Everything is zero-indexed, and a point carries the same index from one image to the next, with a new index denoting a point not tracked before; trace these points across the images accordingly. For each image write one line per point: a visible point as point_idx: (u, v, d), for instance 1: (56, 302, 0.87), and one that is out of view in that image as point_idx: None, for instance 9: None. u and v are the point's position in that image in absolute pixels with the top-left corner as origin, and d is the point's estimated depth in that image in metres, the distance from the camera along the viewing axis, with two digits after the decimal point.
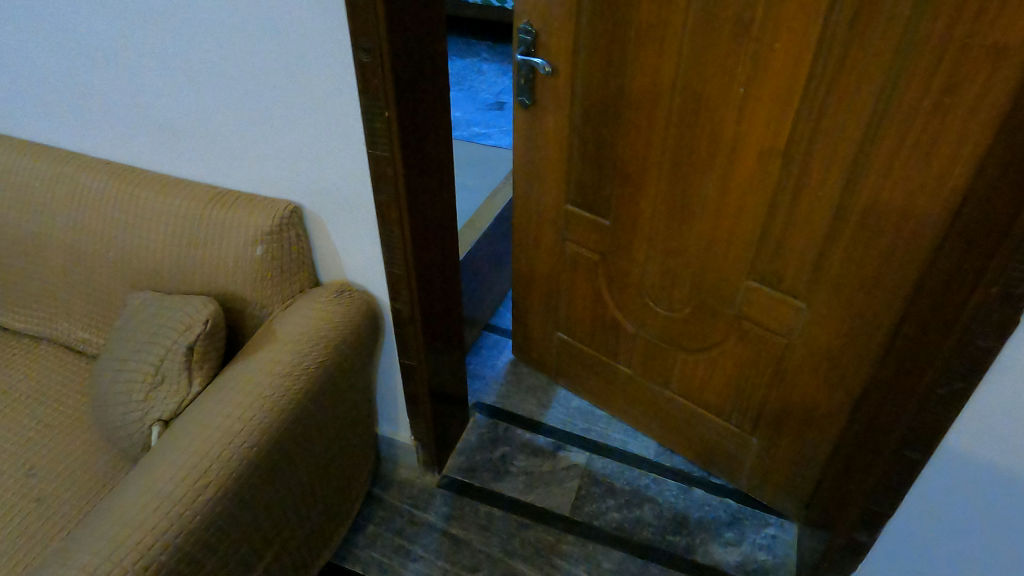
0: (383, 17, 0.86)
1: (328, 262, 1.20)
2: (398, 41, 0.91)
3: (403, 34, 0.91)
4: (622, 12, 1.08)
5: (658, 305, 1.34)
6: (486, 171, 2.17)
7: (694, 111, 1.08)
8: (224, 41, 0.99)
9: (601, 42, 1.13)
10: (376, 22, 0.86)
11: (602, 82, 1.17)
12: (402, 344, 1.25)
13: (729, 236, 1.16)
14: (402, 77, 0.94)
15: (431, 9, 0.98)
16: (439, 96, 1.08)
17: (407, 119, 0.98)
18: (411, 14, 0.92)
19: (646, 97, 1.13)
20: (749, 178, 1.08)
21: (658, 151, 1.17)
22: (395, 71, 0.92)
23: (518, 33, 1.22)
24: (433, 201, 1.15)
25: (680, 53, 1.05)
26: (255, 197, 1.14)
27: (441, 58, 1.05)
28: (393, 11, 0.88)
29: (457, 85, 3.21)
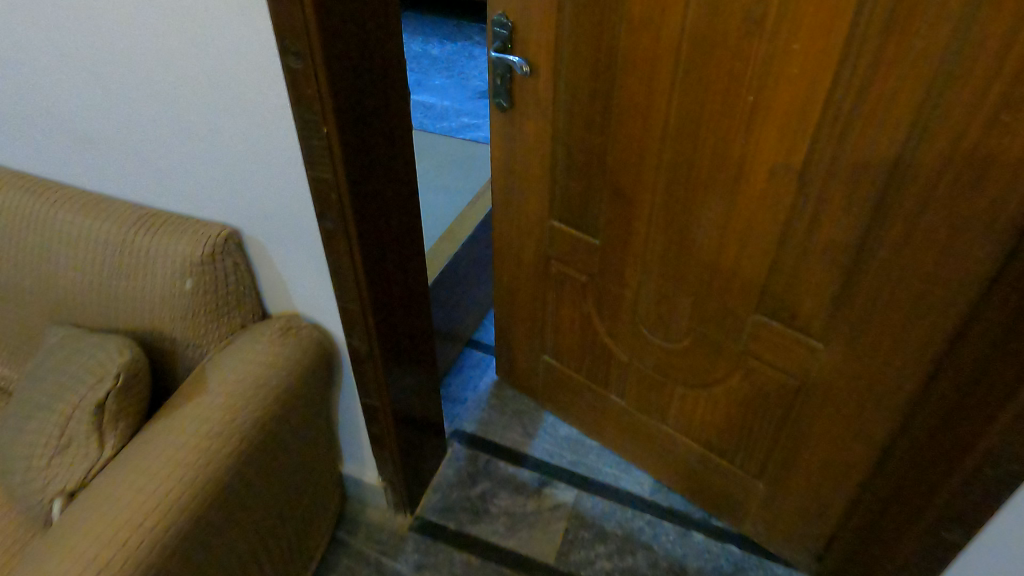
0: (311, 13, 0.70)
1: (273, 292, 1.04)
2: (333, 42, 0.74)
3: (340, 33, 0.75)
4: (610, 3, 0.91)
5: (653, 335, 1.19)
6: (470, 171, 2.00)
7: (693, 120, 0.92)
8: (134, 41, 0.83)
9: (586, 38, 0.97)
10: (302, 18, 0.70)
11: (586, 84, 1.01)
12: (362, 383, 1.11)
13: (736, 264, 1.00)
14: (342, 84, 0.78)
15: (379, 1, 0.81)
16: (394, 103, 0.92)
17: (351, 134, 0.83)
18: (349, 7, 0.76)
19: (638, 103, 0.97)
20: (758, 200, 0.92)
21: (652, 164, 1.01)
22: (332, 78, 0.76)
23: (493, 26, 1.05)
24: (390, 223, 0.99)
25: (677, 54, 0.89)
26: (185, 218, 0.99)
27: (395, 59, 0.89)
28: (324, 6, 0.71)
29: (447, 70, 3.02)
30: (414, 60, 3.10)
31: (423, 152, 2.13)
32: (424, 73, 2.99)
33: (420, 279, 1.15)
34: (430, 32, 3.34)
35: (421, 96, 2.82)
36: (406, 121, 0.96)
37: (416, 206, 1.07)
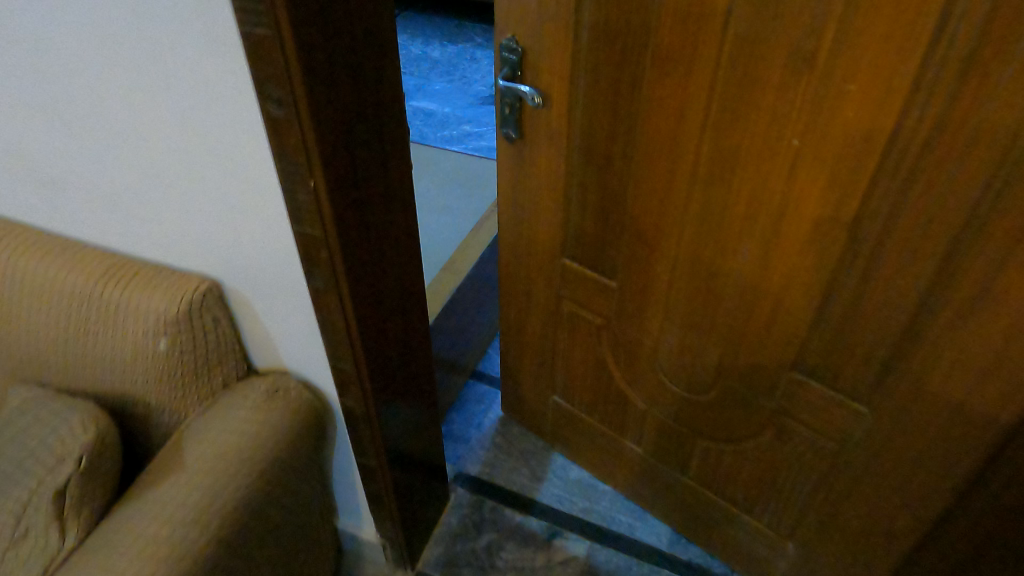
0: (292, 54, 0.60)
1: (259, 348, 0.94)
2: (318, 85, 0.65)
3: (327, 73, 0.65)
4: (634, 31, 0.81)
5: (675, 384, 1.09)
6: (476, 195, 1.91)
7: (727, 163, 0.82)
8: (97, 80, 0.73)
9: (606, 68, 0.87)
10: (283, 61, 0.60)
11: (606, 117, 0.91)
12: (357, 442, 1.01)
13: (771, 318, 0.90)
14: (330, 130, 0.68)
15: (373, 33, 0.71)
16: (391, 144, 0.82)
17: (341, 184, 0.73)
18: (337, 44, 0.66)
19: (664, 140, 0.87)
20: (800, 253, 0.82)
21: (679, 206, 0.91)
22: (318, 126, 0.66)
23: (502, 51, 0.95)
24: (388, 273, 0.90)
25: (711, 90, 0.79)
26: (160, 268, 0.89)
27: (392, 97, 0.79)
28: (308, 45, 0.61)
29: (447, 74, 2.91)
30: (414, 63, 2.99)
31: (423, 169, 2.05)
32: (424, 77, 2.88)
33: (420, 325, 1.06)
34: (430, 33, 3.23)
35: (422, 102, 2.71)
36: (405, 161, 0.86)
37: (416, 250, 0.97)
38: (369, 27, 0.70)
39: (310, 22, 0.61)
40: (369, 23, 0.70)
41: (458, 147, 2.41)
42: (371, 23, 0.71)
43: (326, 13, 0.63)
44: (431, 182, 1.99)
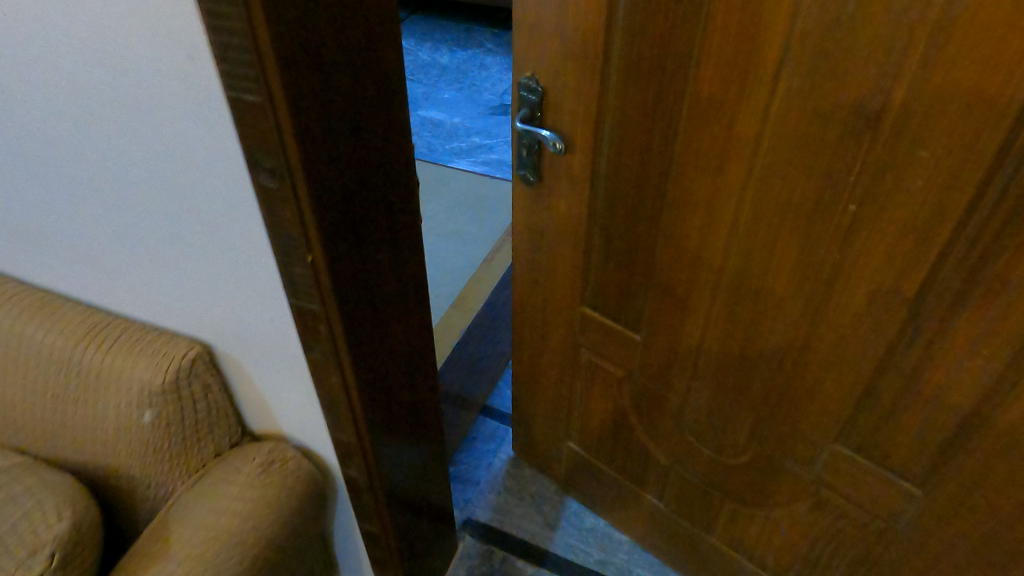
0: (286, 122, 0.53)
1: (256, 411, 0.87)
2: (316, 152, 0.57)
3: (326, 138, 0.58)
4: (670, 76, 0.73)
5: (702, 444, 1.02)
6: (489, 223, 1.87)
7: (771, 224, 0.74)
8: (70, 136, 0.64)
9: (637, 114, 0.79)
10: (275, 130, 0.53)
11: (634, 164, 0.83)
12: (359, 509, 0.94)
13: (812, 387, 0.83)
14: (329, 199, 0.61)
15: (377, 87, 0.64)
16: (397, 201, 0.74)
17: (341, 253, 0.65)
18: (336, 103, 0.58)
19: (700, 194, 0.79)
20: (850, 324, 0.74)
21: (713, 265, 0.83)
22: (315, 196, 0.58)
23: (520, 90, 0.87)
24: (392, 336, 0.82)
25: (758, 144, 0.70)
26: (145, 330, 0.81)
27: (399, 150, 0.71)
28: (303, 110, 0.54)
29: (456, 81, 2.82)
30: (422, 69, 2.91)
31: (433, 193, 1.99)
32: (433, 85, 2.81)
33: (427, 381, 0.98)
34: (438, 38, 3.14)
35: (430, 112, 2.63)
36: (412, 216, 0.79)
37: (423, 305, 0.89)
38: (373, 80, 0.63)
39: (306, 85, 0.53)
40: (372, 76, 0.63)
41: (468, 160, 2.34)
42: (375, 75, 0.63)
43: (325, 72, 0.56)
44: (442, 208, 1.94)
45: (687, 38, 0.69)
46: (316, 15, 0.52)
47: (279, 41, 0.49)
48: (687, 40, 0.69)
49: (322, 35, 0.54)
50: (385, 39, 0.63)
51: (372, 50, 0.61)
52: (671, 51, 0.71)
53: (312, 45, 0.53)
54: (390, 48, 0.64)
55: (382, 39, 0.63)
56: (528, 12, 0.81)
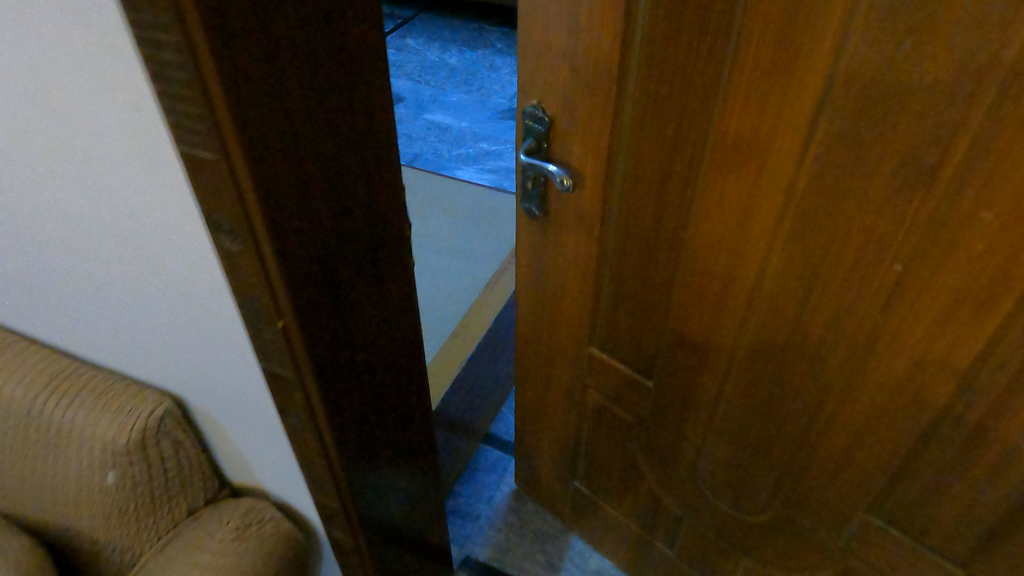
0: (249, 182, 0.46)
1: (234, 464, 0.80)
2: (285, 211, 0.50)
3: (296, 193, 0.51)
4: (691, 112, 0.65)
5: (717, 498, 0.94)
6: (494, 239, 1.79)
7: (801, 280, 0.67)
8: (11, 180, 0.57)
9: (653, 150, 0.71)
10: (235, 192, 0.46)
11: (648, 204, 0.76)
12: (346, 566, 0.87)
13: (843, 453, 0.75)
14: (301, 258, 0.54)
15: (357, 129, 0.57)
16: (384, 246, 0.67)
17: (318, 314, 0.58)
18: (309, 153, 0.51)
19: (721, 241, 0.71)
20: (889, 391, 0.66)
21: (736, 316, 0.75)
22: (285, 259, 0.51)
23: (525, 118, 0.79)
24: (379, 389, 0.75)
25: (789, 193, 0.63)
26: (109, 380, 0.74)
27: (386, 193, 0.64)
28: (268, 166, 0.47)
29: (465, 84, 2.74)
30: (430, 71, 2.83)
31: (437, 207, 1.92)
32: (441, 87, 2.73)
33: (420, 427, 0.91)
34: (447, 38, 3.06)
35: (437, 115, 2.55)
36: (402, 261, 0.72)
37: (416, 352, 0.82)
38: (351, 122, 0.56)
39: (272, 138, 0.46)
40: (351, 118, 0.55)
41: (475, 168, 2.26)
42: (355, 117, 0.56)
43: (295, 121, 0.49)
44: (445, 222, 1.86)
45: (712, 72, 0.61)
46: (282, 58, 0.45)
47: (236, 92, 0.42)
48: (713, 74, 0.61)
49: (290, 79, 0.47)
50: (366, 75, 0.56)
51: (350, 90, 0.54)
52: (695, 84, 0.63)
53: (278, 93, 0.46)
54: (371, 85, 0.57)
55: (363, 76, 0.55)
56: (534, 36, 0.73)
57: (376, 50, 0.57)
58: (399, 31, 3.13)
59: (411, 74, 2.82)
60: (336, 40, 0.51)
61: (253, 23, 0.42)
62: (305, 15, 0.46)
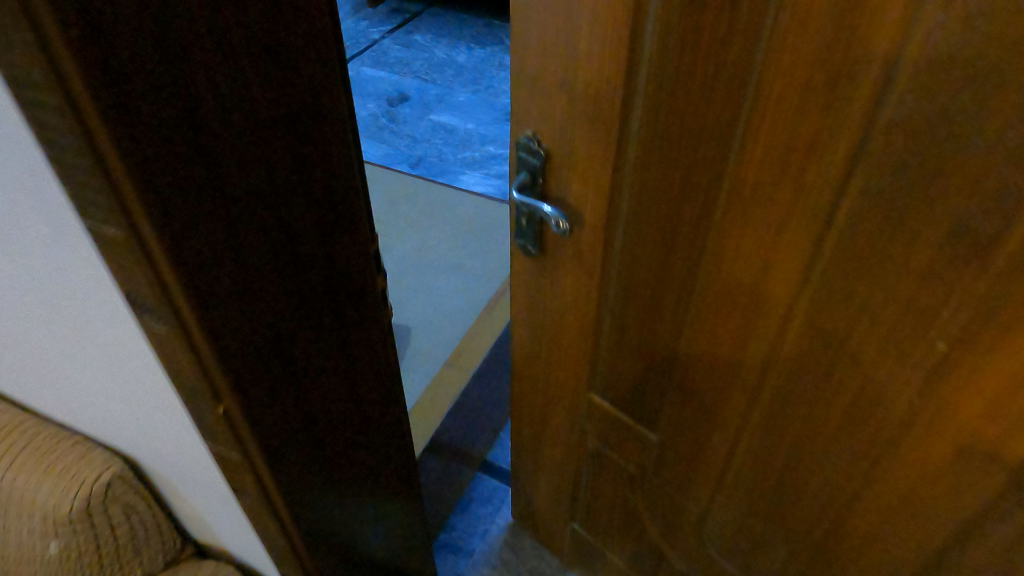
0: (166, 258, 0.38)
1: (196, 523, 0.74)
2: (216, 283, 0.43)
3: (230, 261, 0.44)
4: (701, 155, 0.57)
5: (725, 561, 0.86)
6: (496, 254, 1.71)
7: (822, 347, 0.58)
8: None
9: (661, 194, 0.63)
10: (151, 269, 0.38)
11: (653, 251, 0.68)
12: None
13: (868, 536, 0.66)
14: (241, 331, 0.46)
15: (305, 178, 0.49)
16: (344, 299, 0.60)
17: (265, 389, 0.51)
18: (245, 213, 0.44)
19: (733, 296, 0.63)
20: (922, 479, 0.58)
21: (750, 378, 0.67)
22: (219, 337, 0.44)
23: (519, 150, 0.71)
24: (344, 450, 0.68)
25: (813, 253, 0.54)
26: (54, 434, 0.67)
27: (342, 243, 0.57)
28: (192, 237, 0.39)
29: (473, 83, 2.65)
30: (438, 68, 2.74)
31: (438, 219, 1.84)
32: (447, 87, 2.64)
33: (397, 478, 0.84)
34: (456, 34, 2.97)
35: (443, 116, 2.47)
36: (370, 313, 0.65)
37: (388, 403, 0.76)
38: (297, 172, 0.48)
39: (194, 205, 0.39)
40: (297, 167, 0.48)
41: (480, 174, 2.18)
42: (300, 165, 0.49)
43: (225, 180, 0.41)
44: (446, 235, 1.79)
45: (728, 112, 0.53)
46: (202, 109, 0.38)
47: (142, 160, 0.34)
48: (730, 115, 0.53)
49: (215, 133, 0.39)
50: (310, 115, 0.49)
51: (292, 134, 0.47)
52: (709, 125, 0.55)
53: (200, 152, 0.38)
54: (318, 126, 0.50)
55: (306, 117, 0.48)
56: (526, 60, 0.65)
57: (322, 86, 0.49)
58: (406, 26, 3.04)
59: (418, 72, 2.73)
60: (268, 80, 0.43)
61: (157, 75, 0.34)
62: (226, 57, 0.39)
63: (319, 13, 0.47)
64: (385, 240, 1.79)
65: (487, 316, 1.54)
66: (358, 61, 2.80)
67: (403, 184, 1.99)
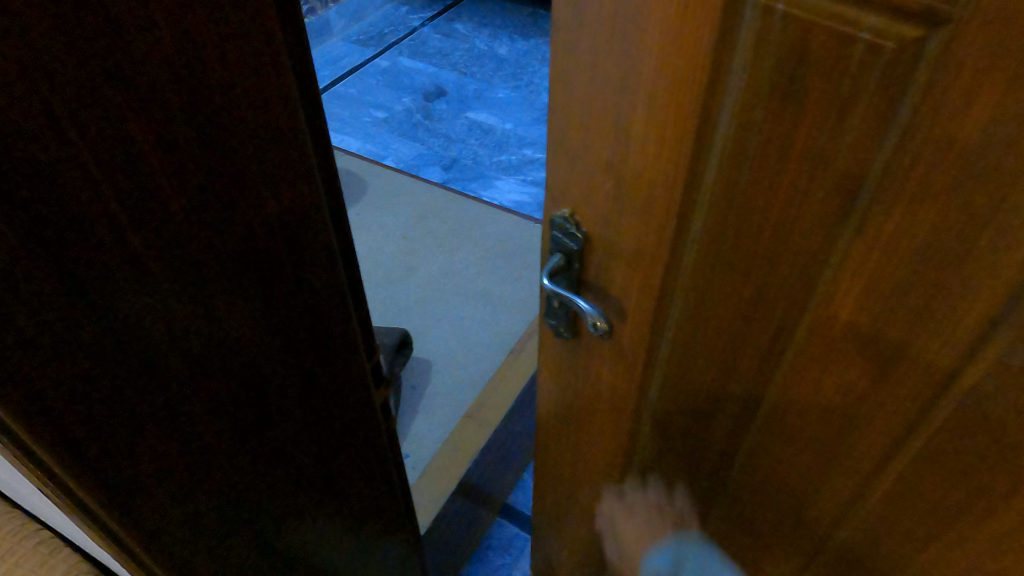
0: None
1: None
2: (52, 388, 0.39)
3: (67, 370, 0.39)
4: (781, 280, 0.46)
5: None
6: (527, 285, 1.63)
7: (914, 512, 0.48)
8: None
9: (721, 309, 0.52)
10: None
11: (709, 366, 0.56)
12: None
13: None
14: (97, 432, 0.43)
15: (205, 226, 0.46)
16: (273, 356, 0.57)
17: (129, 490, 0.47)
18: (115, 262, 0.40)
19: (804, 434, 0.52)
20: None
21: (814, 520, 0.57)
22: (55, 446, 0.41)
23: (552, 229, 0.60)
24: (255, 525, 0.63)
25: (920, 416, 0.43)
26: (16, 530, 0.59)
27: (266, 299, 0.53)
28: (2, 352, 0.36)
29: (513, 79, 2.53)
30: (478, 62, 2.61)
31: (467, 240, 1.76)
32: (486, 82, 2.52)
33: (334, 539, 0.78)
34: (498, 25, 2.84)
35: (480, 115, 2.35)
36: (276, 386, 0.59)
37: (313, 473, 0.69)
38: (169, 265, 0.44)
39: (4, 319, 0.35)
40: (197, 204, 0.44)
41: (515, 180, 2.06)
42: (171, 255, 0.44)
43: (61, 259, 0.37)
44: (474, 259, 1.70)
45: (820, 235, 0.42)
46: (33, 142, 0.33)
47: None
48: (823, 241, 0.42)
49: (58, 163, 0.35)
50: (183, 198, 0.43)
51: (182, 171, 0.43)
52: (792, 247, 0.44)
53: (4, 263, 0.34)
54: (198, 208, 0.45)
55: (177, 201, 0.43)
56: (561, 138, 0.53)
57: (205, 163, 0.44)
58: (446, 14, 2.91)
59: (457, 64, 2.61)
60: (118, 177, 0.38)
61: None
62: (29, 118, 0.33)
63: (205, 83, 0.42)
64: (411, 258, 1.71)
65: (514, 360, 1.45)
66: (394, 51, 2.69)
67: (431, 199, 1.92)
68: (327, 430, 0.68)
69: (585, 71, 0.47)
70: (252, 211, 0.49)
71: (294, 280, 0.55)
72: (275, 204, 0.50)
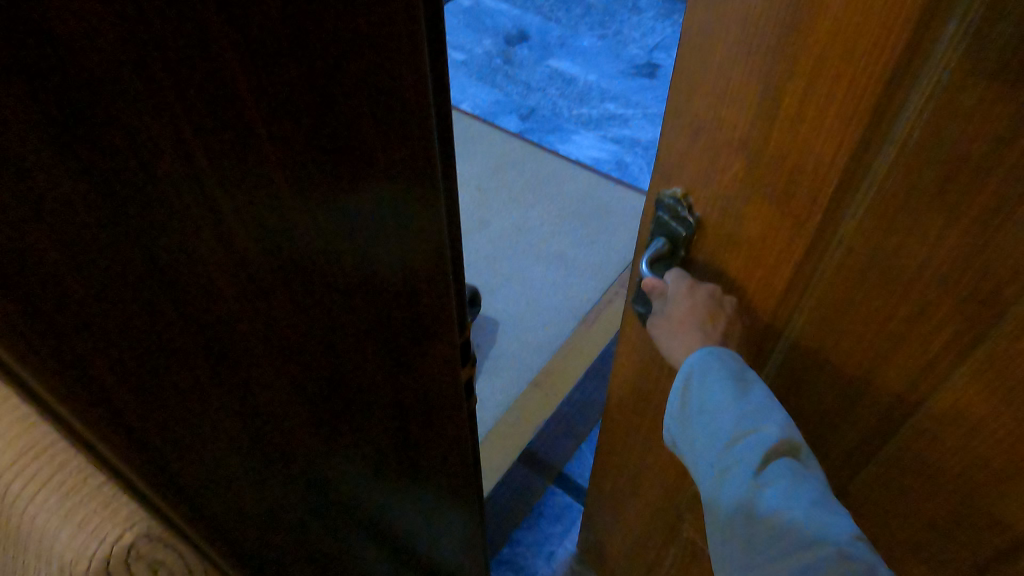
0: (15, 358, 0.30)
1: None
2: (154, 364, 0.35)
3: (162, 351, 0.35)
4: (980, 283, 0.40)
5: None
6: (602, 247, 1.57)
7: None
8: None
9: (875, 309, 0.46)
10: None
11: (842, 367, 0.51)
12: None
13: None
14: (197, 424, 0.38)
15: (336, 194, 0.40)
16: (365, 330, 0.52)
17: (218, 482, 0.42)
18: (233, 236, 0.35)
19: (971, 446, 0.47)
20: None
21: (964, 529, 0.52)
22: (145, 445, 0.36)
23: (658, 210, 0.53)
24: (317, 498, 0.59)
25: None
26: None
27: (375, 274, 0.48)
28: (74, 354, 0.30)
29: (600, 26, 2.40)
30: (564, 6, 2.48)
31: (541, 197, 1.70)
32: (572, 28, 2.39)
33: (397, 512, 0.74)
34: None
35: (563, 63, 2.24)
36: (358, 360, 0.55)
37: (382, 444, 0.66)
38: (298, 242, 0.39)
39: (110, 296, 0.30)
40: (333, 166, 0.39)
41: (595, 135, 1.96)
42: (292, 227, 0.38)
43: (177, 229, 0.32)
44: (548, 216, 1.65)
45: None
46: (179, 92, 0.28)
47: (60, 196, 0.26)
48: None
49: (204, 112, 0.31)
50: (323, 159, 0.38)
51: (324, 127, 0.37)
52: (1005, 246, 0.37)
53: (87, 260, 0.28)
54: (341, 187, 0.39)
55: (309, 156, 0.37)
56: (687, 108, 0.46)
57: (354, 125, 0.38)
58: None
59: (542, 7, 2.49)
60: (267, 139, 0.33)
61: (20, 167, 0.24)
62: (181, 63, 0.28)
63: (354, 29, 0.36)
64: (484, 213, 1.67)
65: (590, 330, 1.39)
66: None
67: (506, 151, 1.85)
68: (396, 404, 0.64)
69: (735, 28, 0.40)
70: (381, 179, 0.43)
71: (405, 253, 0.50)
72: (407, 173, 0.45)
